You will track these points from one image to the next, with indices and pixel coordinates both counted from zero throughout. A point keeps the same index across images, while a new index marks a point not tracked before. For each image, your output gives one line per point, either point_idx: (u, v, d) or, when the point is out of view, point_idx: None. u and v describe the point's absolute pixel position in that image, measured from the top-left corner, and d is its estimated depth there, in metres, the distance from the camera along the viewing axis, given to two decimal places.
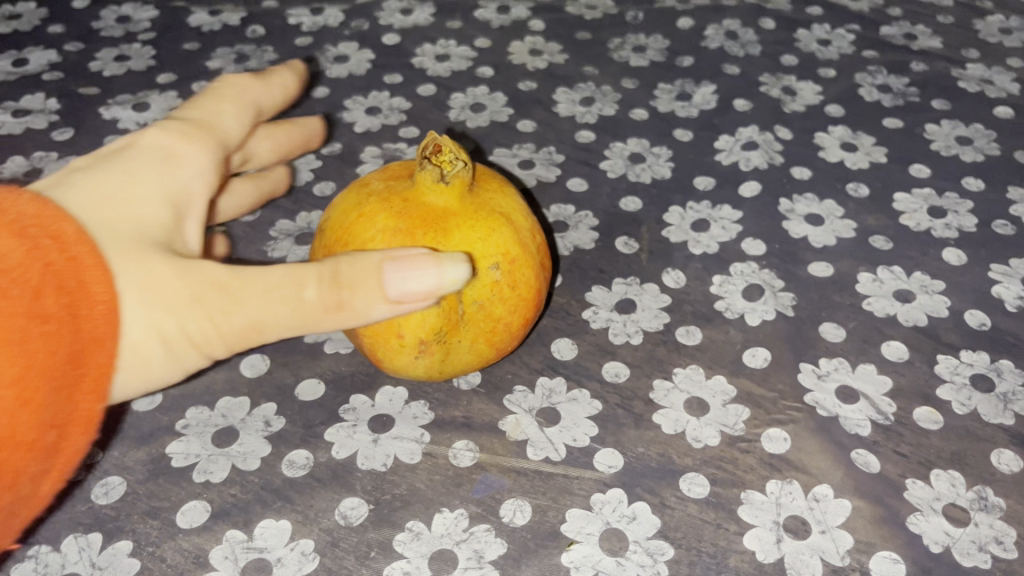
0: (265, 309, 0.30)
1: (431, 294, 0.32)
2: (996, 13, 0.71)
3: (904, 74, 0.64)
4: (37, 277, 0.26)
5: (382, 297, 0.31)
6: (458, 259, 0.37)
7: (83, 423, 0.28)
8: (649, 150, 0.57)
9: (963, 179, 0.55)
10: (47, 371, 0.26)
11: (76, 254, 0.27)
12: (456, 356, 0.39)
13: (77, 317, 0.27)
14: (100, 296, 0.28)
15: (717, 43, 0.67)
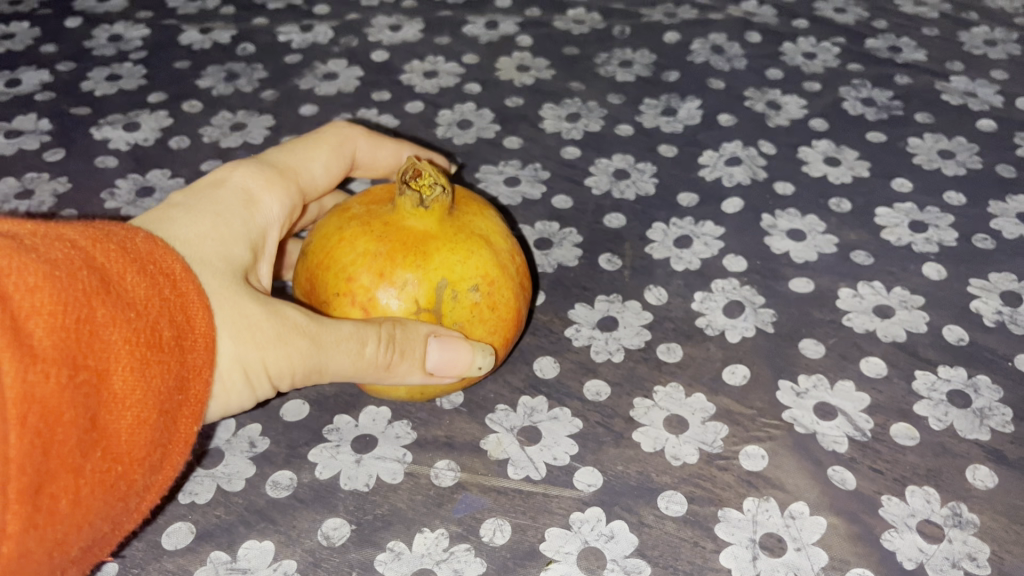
0: (331, 361, 0.35)
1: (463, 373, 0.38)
2: (980, 25, 0.72)
3: (888, 87, 0.65)
4: (156, 314, 0.30)
5: (424, 368, 0.37)
6: (438, 282, 0.38)
7: (180, 446, 0.31)
8: (634, 167, 0.58)
9: (945, 193, 0.56)
10: (162, 397, 0.30)
11: (190, 298, 0.32)
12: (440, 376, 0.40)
13: (186, 352, 0.31)
14: (206, 335, 0.32)
15: (703, 58, 0.67)
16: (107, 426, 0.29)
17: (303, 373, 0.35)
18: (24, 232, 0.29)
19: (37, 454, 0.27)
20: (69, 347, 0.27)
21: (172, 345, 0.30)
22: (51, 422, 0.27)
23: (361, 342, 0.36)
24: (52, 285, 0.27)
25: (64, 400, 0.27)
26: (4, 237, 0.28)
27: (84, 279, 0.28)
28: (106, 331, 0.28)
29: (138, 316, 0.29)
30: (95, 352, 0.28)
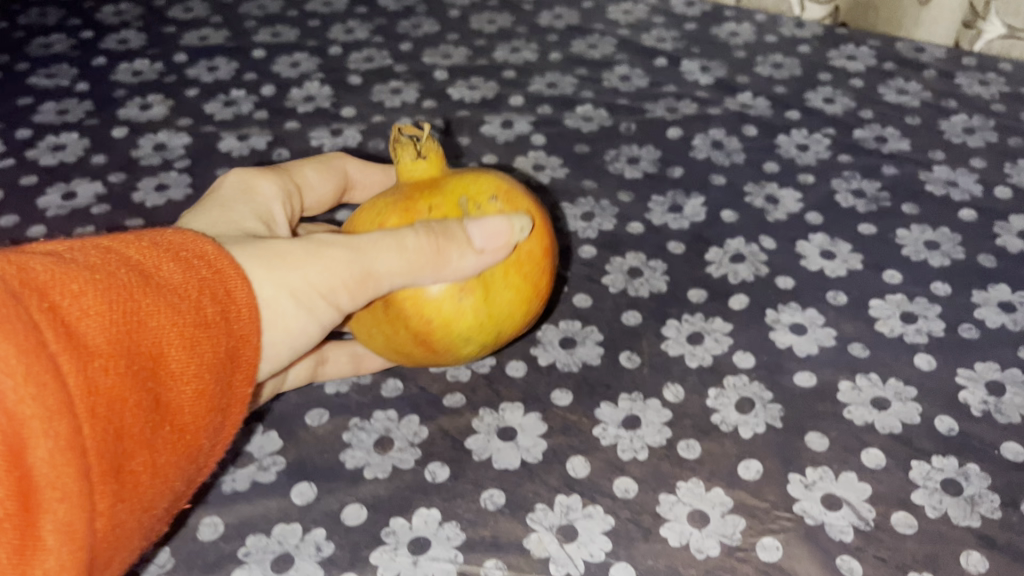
0: (375, 262, 0.42)
1: (508, 239, 0.42)
2: (959, 112, 0.77)
3: (876, 178, 0.70)
4: (195, 296, 0.38)
5: (467, 240, 0.41)
6: (458, 199, 0.44)
7: (237, 404, 0.40)
8: (646, 264, 0.63)
9: (931, 284, 0.61)
10: (213, 368, 0.38)
11: (220, 265, 0.40)
12: (500, 296, 0.43)
13: (224, 311, 0.39)
14: (241, 292, 0.40)
15: (704, 154, 0.73)
16: (163, 392, 0.36)
17: (352, 282, 0.42)
18: (60, 247, 0.36)
19: (115, 438, 0.33)
20: (123, 340, 0.34)
21: (211, 308, 0.38)
22: (119, 407, 0.33)
23: (402, 237, 0.41)
24: (97, 291, 0.34)
25: (127, 384, 0.34)
26: (50, 257, 0.35)
27: (126, 279, 0.36)
28: (149, 310, 0.36)
29: (174, 293, 0.37)
30: (147, 340, 0.35)
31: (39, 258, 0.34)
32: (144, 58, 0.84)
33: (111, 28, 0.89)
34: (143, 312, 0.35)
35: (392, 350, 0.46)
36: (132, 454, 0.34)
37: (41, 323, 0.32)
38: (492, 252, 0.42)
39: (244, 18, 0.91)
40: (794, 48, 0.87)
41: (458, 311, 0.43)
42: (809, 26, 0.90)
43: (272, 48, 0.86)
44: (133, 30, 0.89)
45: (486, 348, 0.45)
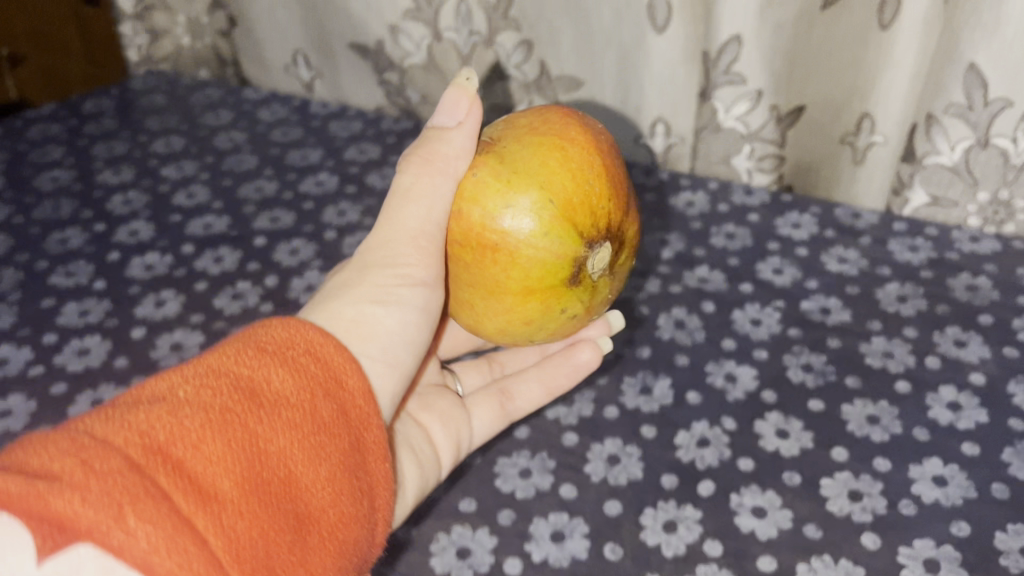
0: (409, 217, 0.54)
1: (468, 95, 0.56)
2: (893, 280, 0.87)
3: (822, 352, 0.79)
4: (310, 403, 0.44)
5: (443, 126, 0.56)
6: None
7: (380, 481, 0.48)
8: (623, 449, 0.70)
9: (874, 460, 0.69)
10: (342, 463, 0.45)
11: (325, 355, 0.47)
12: (517, 155, 0.53)
13: (327, 382, 0.46)
14: (331, 354, 0.47)
15: (668, 334, 0.81)
16: (301, 505, 0.42)
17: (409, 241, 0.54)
18: (180, 381, 0.42)
19: (271, 557, 0.40)
20: (249, 474, 0.40)
21: (320, 379, 0.46)
22: (264, 528, 0.40)
23: (405, 184, 0.55)
24: (215, 437, 0.40)
25: (266, 510, 0.40)
26: (169, 405, 0.41)
27: (243, 406, 0.42)
28: (268, 435, 0.42)
29: (280, 403, 0.43)
30: (275, 465, 0.42)
31: (162, 413, 0.40)
32: (154, 250, 0.92)
33: (121, 218, 0.97)
34: (261, 440, 0.42)
35: (487, 290, 0.54)
36: (286, 564, 0.41)
37: (167, 482, 0.37)
38: (469, 121, 0.55)
39: (243, 202, 1.00)
40: (744, 217, 0.96)
41: (499, 197, 0.52)
42: (757, 193, 1.00)
43: (271, 234, 0.95)
44: (143, 219, 0.97)
45: (551, 231, 0.52)
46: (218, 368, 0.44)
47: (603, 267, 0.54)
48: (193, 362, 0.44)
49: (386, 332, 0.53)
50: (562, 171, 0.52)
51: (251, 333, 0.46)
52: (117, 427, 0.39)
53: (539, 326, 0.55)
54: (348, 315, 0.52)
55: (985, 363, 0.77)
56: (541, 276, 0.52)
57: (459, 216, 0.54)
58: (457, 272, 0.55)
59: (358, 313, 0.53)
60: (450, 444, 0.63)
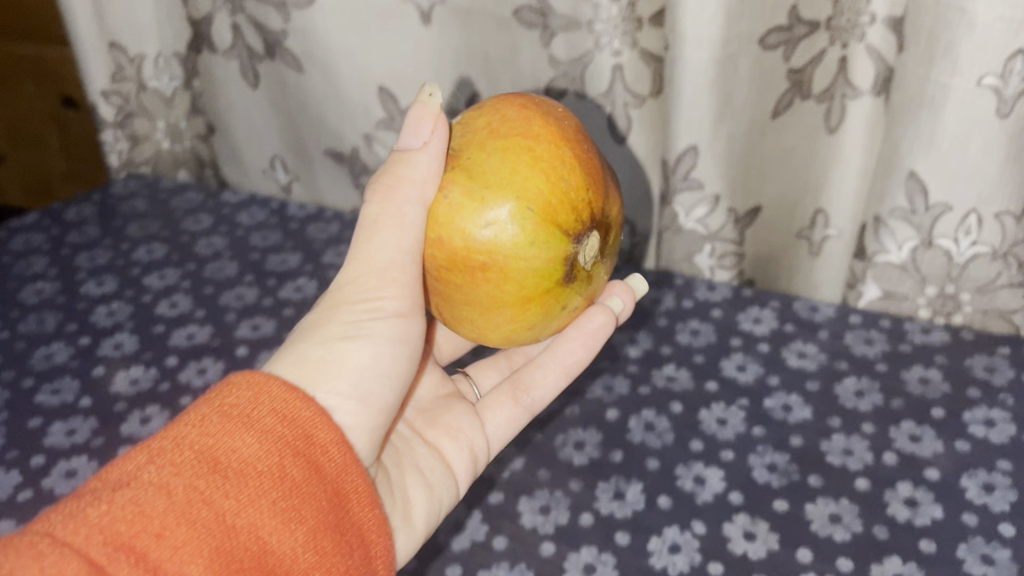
0: (377, 249, 0.59)
1: (433, 113, 0.59)
2: (850, 374, 0.91)
3: (786, 450, 0.83)
4: (278, 469, 0.50)
5: (407, 148, 0.59)
6: None
7: (359, 521, 0.54)
8: (598, 557, 0.73)
9: (837, 560, 0.73)
10: (313, 518, 0.51)
11: (293, 416, 0.53)
12: (489, 168, 0.58)
13: (291, 435, 0.52)
14: (296, 408, 0.53)
15: (638, 436, 0.85)
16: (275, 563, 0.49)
17: (377, 276, 0.59)
18: (158, 459, 0.48)
19: None
20: (220, 547, 0.47)
21: (284, 431, 0.52)
22: None
23: (376, 212, 0.60)
24: (187, 516, 0.46)
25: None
26: (147, 487, 0.47)
27: (212, 482, 0.48)
28: (235, 508, 0.48)
29: (248, 473, 0.49)
30: (244, 533, 0.48)
31: (139, 498, 0.46)
32: (139, 364, 0.95)
33: (106, 331, 1.00)
34: (230, 513, 0.48)
35: (487, 303, 0.60)
36: None
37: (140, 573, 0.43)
38: (433, 141, 0.59)
39: (225, 310, 1.03)
40: (708, 313, 1.01)
41: (483, 215, 0.57)
42: (719, 288, 1.04)
43: (253, 343, 0.97)
44: (127, 331, 1.00)
45: (537, 241, 0.58)
46: (185, 435, 0.50)
47: (594, 251, 0.61)
48: (164, 431, 0.51)
49: (358, 365, 0.58)
50: (538, 178, 0.58)
51: (217, 393, 0.53)
52: (99, 515, 0.45)
53: (544, 320, 0.62)
54: (315, 351, 0.58)
55: (939, 457, 0.81)
56: (540, 280, 0.59)
57: (443, 238, 0.59)
58: (452, 289, 0.60)
59: (325, 347, 0.58)
60: (464, 452, 0.70)
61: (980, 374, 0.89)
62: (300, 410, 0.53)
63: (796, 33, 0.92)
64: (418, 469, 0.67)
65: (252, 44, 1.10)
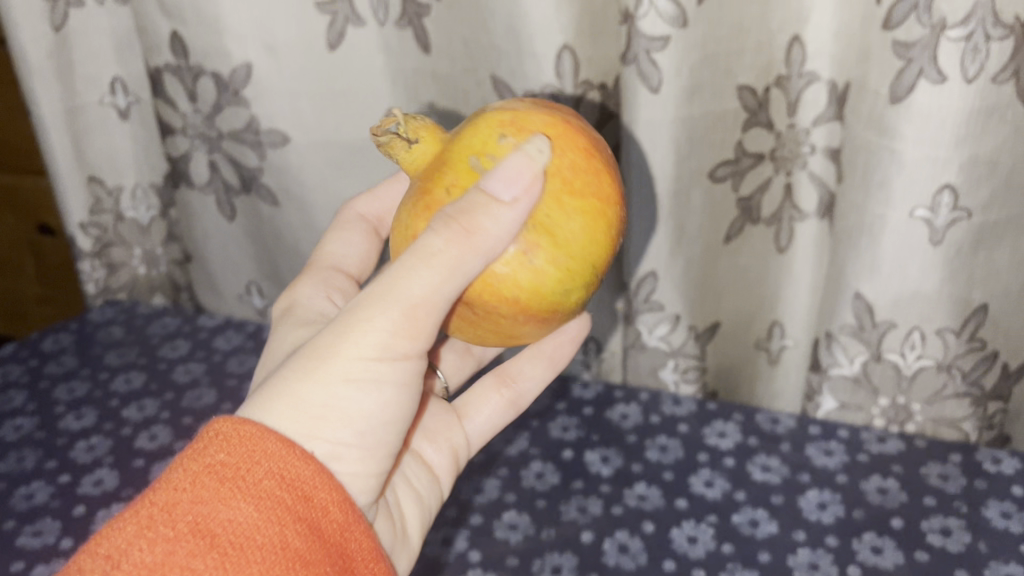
0: (414, 290, 0.55)
1: (534, 170, 0.53)
2: (812, 486, 0.95)
3: (755, 567, 0.86)
4: (281, 535, 0.50)
5: (489, 198, 0.53)
6: (470, 159, 0.56)
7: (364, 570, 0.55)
8: None
9: None
10: None
11: (292, 478, 0.52)
12: (569, 232, 0.54)
13: (290, 497, 0.52)
14: (299, 470, 0.53)
15: (613, 558, 0.87)
16: None
17: (408, 321, 0.56)
18: (154, 537, 0.47)
19: None
20: None
21: (283, 494, 0.51)
22: None
23: (426, 246, 0.54)
24: None
25: None
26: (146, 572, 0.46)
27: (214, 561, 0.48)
28: None
29: (250, 543, 0.49)
30: None
31: None
32: (119, 501, 0.96)
33: (85, 468, 1.01)
34: None
35: (515, 334, 0.59)
36: None
37: None
38: (523, 199, 0.53)
39: None
40: (675, 427, 1.05)
41: (558, 279, 0.54)
42: (684, 401, 1.09)
43: None
44: (107, 467, 1.01)
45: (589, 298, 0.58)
46: (177, 503, 0.49)
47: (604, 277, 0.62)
48: (152, 495, 0.50)
49: (365, 415, 0.57)
50: (607, 243, 0.56)
51: (207, 452, 0.51)
52: None
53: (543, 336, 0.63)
54: (323, 396, 0.56)
55: (901, 568, 0.84)
56: (569, 317, 0.59)
57: (499, 283, 0.55)
58: (485, 318, 0.57)
59: (335, 394, 0.56)
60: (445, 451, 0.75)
61: (935, 482, 0.94)
62: (303, 475, 0.53)
63: (742, 164, 0.99)
64: (407, 480, 0.70)
65: (229, 179, 1.15)
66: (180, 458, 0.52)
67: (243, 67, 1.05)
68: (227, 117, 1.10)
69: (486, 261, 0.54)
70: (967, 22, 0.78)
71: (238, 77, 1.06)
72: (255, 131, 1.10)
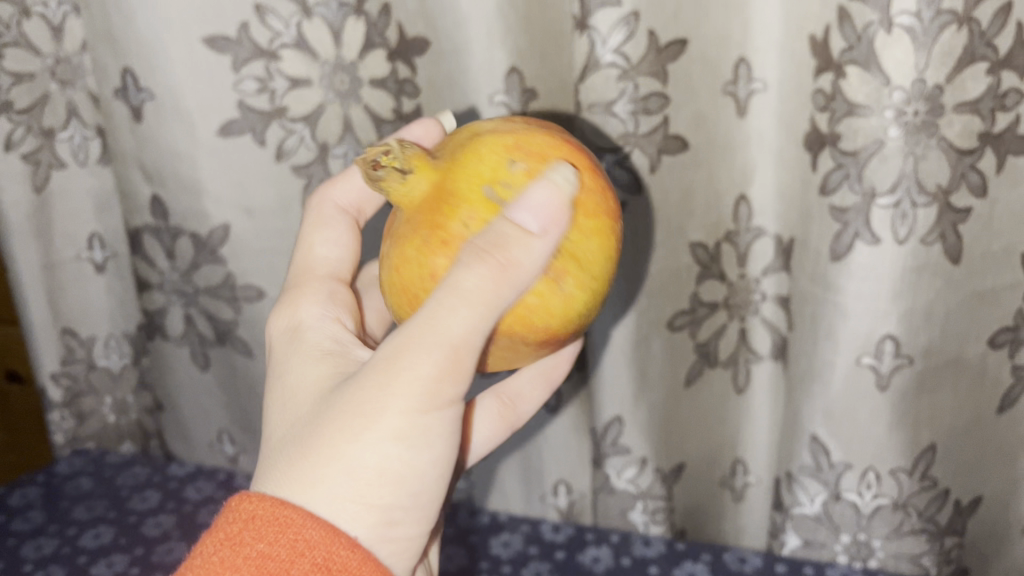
0: (453, 332, 0.54)
1: (560, 200, 0.54)
2: None
3: None
4: None
5: (524, 231, 0.53)
6: (482, 188, 0.57)
7: None
8: None
9: None
10: None
11: (337, 565, 0.52)
12: (591, 253, 0.57)
13: None
14: (346, 560, 0.52)
15: None
16: None
17: (452, 365, 0.54)
18: None
19: None
20: None
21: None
22: None
23: (458, 283, 0.53)
24: None
25: None
26: None
27: None
28: None
29: None
30: None
31: None
32: None
33: None
34: None
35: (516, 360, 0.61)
36: None
37: None
38: (550, 228, 0.54)
39: None
40: (645, 569, 1.07)
41: (580, 301, 0.57)
42: (654, 542, 1.11)
43: None
44: None
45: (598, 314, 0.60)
46: None
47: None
48: None
49: (418, 470, 0.56)
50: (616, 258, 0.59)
51: (247, 542, 0.51)
52: None
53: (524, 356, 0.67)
54: (374, 463, 0.54)
55: None
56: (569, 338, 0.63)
57: (529, 310, 0.56)
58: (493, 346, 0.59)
59: (384, 458, 0.54)
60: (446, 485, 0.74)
61: None
62: (351, 565, 0.52)
63: (698, 314, 1.04)
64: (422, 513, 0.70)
65: (203, 331, 1.18)
66: (221, 541, 0.52)
67: (220, 228, 1.10)
68: (204, 273, 1.14)
69: (519, 292, 0.55)
70: (894, 190, 0.86)
71: (215, 237, 1.11)
72: (231, 287, 1.14)
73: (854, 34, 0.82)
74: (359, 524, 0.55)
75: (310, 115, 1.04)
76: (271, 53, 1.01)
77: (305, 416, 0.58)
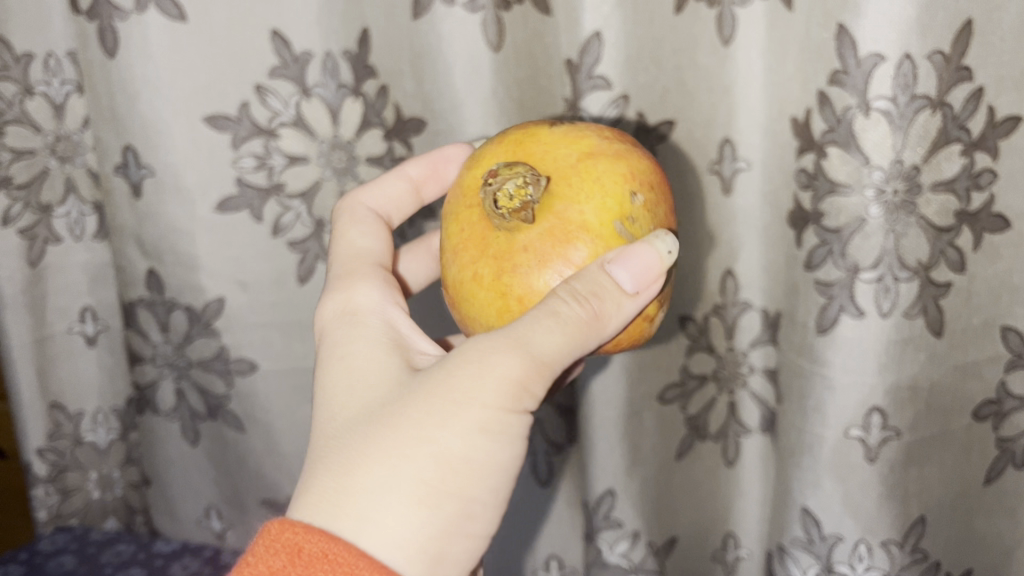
0: (544, 344, 0.56)
1: (660, 268, 0.58)
2: None
3: None
4: None
5: (623, 287, 0.57)
6: (618, 226, 0.59)
7: None
8: None
9: None
10: None
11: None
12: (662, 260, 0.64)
13: None
14: None
15: None
16: None
17: (536, 375, 0.56)
18: None
19: None
20: None
21: None
22: None
23: (559, 311, 0.56)
24: None
25: None
26: None
27: None
28: None
29: None
30: None
31: None
32: None
33: None
34: None
35: None
36: None
37: None
38: (643, 293, 0.59)
39: None
40: None
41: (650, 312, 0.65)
42: None
43: None
44: None
45: None
46: None
47: None
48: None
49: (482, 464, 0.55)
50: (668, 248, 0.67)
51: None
52: None
53: None
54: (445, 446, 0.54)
55: None
56: None
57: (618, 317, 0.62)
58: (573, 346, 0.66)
59: (448, 445, 0.54)
60: None
61: None
62: None
63: (688, 386, 1.06)
64: None
65: (194, 405, 1.18)
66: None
67: (215, 302, 1.11)
68: (197, 346, 1.14)
69: (603, 337, 0.59)
70: (876, 266, 0.89)
71: (210, 310, 1.11)
72: (224, 360, 1.14)
73: (834, 116, 0.86)
74: (417, 507, 0.53)
75: (307, 191, 1.06)
76: (271, 132, 1.04)
77: (378, 396, 0.58)
